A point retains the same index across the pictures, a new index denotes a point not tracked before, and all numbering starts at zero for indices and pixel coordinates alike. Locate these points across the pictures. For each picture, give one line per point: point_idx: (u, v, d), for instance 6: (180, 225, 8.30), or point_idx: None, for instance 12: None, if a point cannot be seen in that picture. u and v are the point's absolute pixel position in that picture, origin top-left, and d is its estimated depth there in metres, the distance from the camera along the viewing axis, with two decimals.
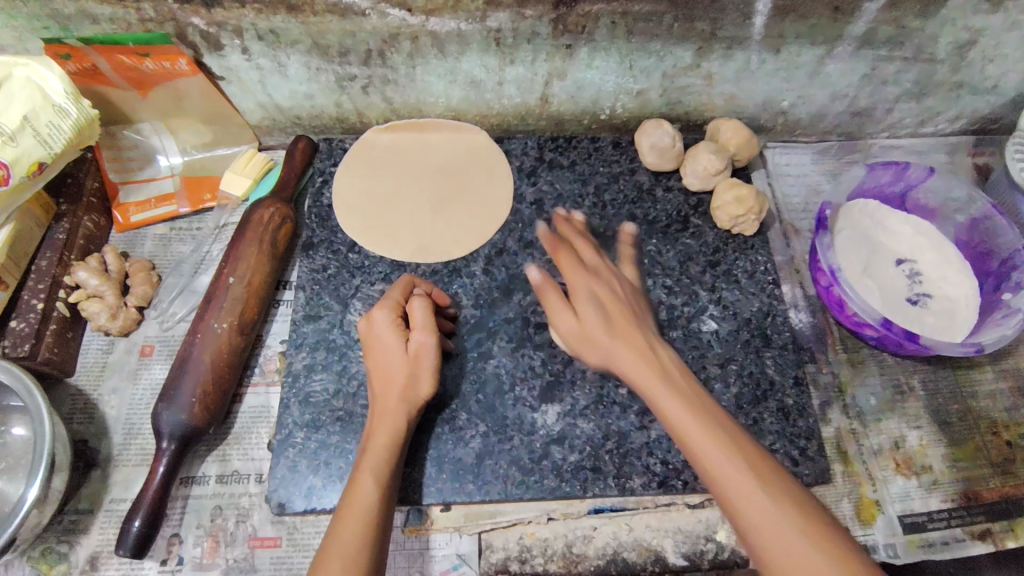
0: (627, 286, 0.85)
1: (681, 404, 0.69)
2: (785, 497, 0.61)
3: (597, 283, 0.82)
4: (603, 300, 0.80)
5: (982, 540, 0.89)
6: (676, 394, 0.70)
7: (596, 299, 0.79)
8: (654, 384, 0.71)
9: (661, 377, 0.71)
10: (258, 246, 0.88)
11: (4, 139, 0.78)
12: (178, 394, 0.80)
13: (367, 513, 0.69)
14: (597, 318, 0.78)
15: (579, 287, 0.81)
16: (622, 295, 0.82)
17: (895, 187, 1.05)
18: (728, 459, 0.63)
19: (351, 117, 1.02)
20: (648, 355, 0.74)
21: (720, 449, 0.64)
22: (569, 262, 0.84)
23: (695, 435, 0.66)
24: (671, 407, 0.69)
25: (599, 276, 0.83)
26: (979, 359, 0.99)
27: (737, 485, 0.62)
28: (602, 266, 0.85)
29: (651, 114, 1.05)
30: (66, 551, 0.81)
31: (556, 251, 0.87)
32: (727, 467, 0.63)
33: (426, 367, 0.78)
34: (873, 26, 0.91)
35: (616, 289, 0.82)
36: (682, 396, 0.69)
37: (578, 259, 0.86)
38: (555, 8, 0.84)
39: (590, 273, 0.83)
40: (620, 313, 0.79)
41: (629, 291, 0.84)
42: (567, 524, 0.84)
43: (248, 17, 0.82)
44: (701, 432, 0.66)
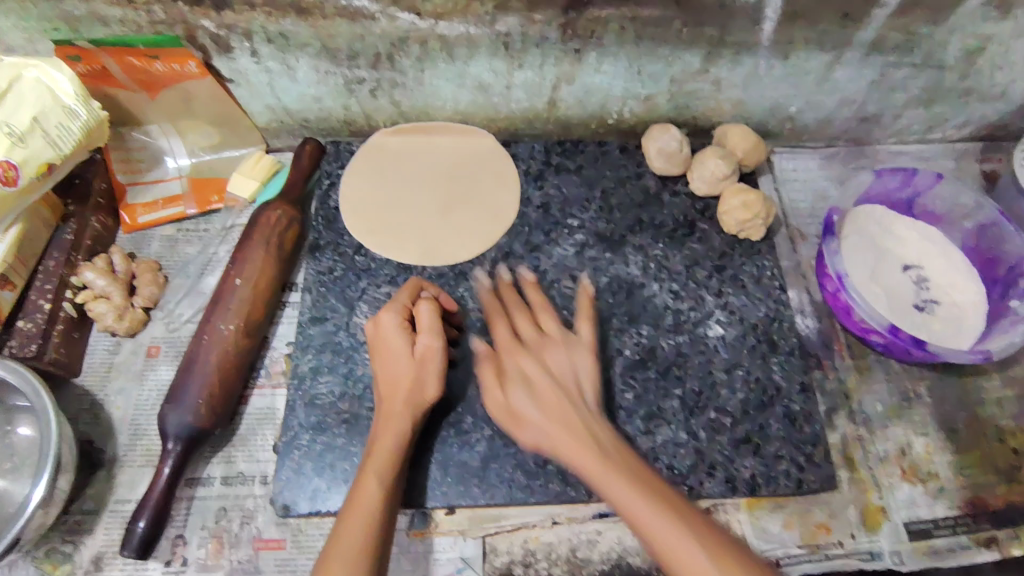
0: (564, 342, 0.82)
1: (628, 483, 0.68)
2: (713, 539, 0.62)
3: (528, 363, 0.80)
4: (550, 373, 0.79)
5: (988, 547, 0.88)
6: (616, 469, 0.69)
7: (540, 364, 0.79)
8: (586, 459, 0.71)
9: (589, 447, 0.71)
10: (265, 248, 0.88)
11: (14, 139, 0.78)
12: (184, 395, 0.80)
13: (371, 517, 0.68)
14: (538, 413, 0.75)
15: (514, 364, 0.80)
16: (569, 369, 0.80)
17: (902, 194, 1.05)
18: (677, 535, 0.63)
19: (359, 120, 1.02)
20: (579, 430, 0.73)
21: (661, 519, 0.64)
22: (503, 332, 0.84)
23: (642, 517, 0.65)
24: (620, 492, 0.67)
25: (545, 354, 0.81)
26: (985, 366, 0.99)
27: (678, 550, 0.62)
28: (541, 335, 0.83)
29: (658, 119, 1.05)
30: (70, 551, 0.81)
31: (492, 326, 0.86)
32: (669, 540, 0.63)
33: (432, 371, 0.78)
34: (881, 32, 0.91)
35: (558, 351, 0.81)
36: (618, 472, 0.69)
37: (514, 333, 0.84)
38: (564, 13, 0.84)
39: (528, 352, 0.81)
40: (547, 386, 0.77)
41: (577, 352, 0.82)
42: (572, 529, 0.84)
43: (258, 20, 0.82)
44: (631, 495, 0.67)
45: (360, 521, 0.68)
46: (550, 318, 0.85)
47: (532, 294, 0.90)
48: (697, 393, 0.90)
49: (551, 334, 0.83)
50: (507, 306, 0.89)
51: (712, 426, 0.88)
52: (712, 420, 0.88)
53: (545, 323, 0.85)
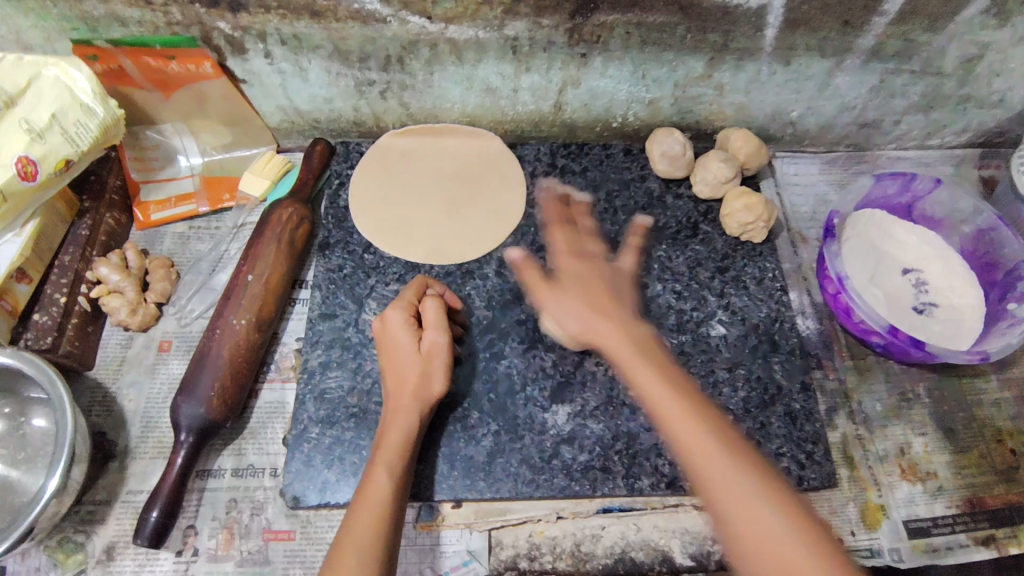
0: (613, 273, 0.83)
1: (677, 389, 0.65)
2: (744, 464, 0.59)
3: (590, 275, 0.81)
4: (582, 287, 0.80)
5: (986, 546, 0.90)
6: (665, 377, 0.67)
7: (556, 265, 0.84)
8: (635, 363, 0.69)
9: (643, 362, 0.69)
10: (276, 245, 0.90)
11: (33, 135, 0.80)
12: (197, 388, 0.81)
13: (382, 507, 0.70)
14: (579, 297, 0.78)
15: (564, 271, 0.82)
16: (609, 277, 0.82)
17: (901, 198, 1.07)
18: (732, 466, 0.58)
19: (368, 121, 1.04)
20: (631, 336, 0.73)
21: (709, 430, 0.61)
22: (557, 241, 0.87)
23: (672, 416, 0.63)
24: (653, 389, 0.65)
25: (563, 268, 0.83)
26: (983, 368, 1.00)
27: (711, 468, 0.59)
28: (592, 257, 0.85)
29: (662, 122, 1.07)
30: (82, 540, 0.82)
31: (552, 228, 0.90)
32: (680, 428, 0.62)
33: (439, 365, 0.80)
34: (881, 40, 0.93)
35: (606, 277, 0.82)
36: (671, 380, 0.66)
37: (569, 241, 0.88)
38: (571, 18, 0.86)
39: (575, 257, 0.84)
40: (598, 281, 0.80)
41: (620, 279, 0.83)
42: (576, 523, 0.86)
43: (273, 22, 0.84)
44: (668, 399, 0.64)
45: (371, 512, 0.69)
46: (594, 243, 0.88)
47: (586, 220, 0.94)
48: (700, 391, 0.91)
49: (597, 254, 0.86)
50: (569, 216, 0.95)
51: None
52: None
53: (594, 248, 0.87)
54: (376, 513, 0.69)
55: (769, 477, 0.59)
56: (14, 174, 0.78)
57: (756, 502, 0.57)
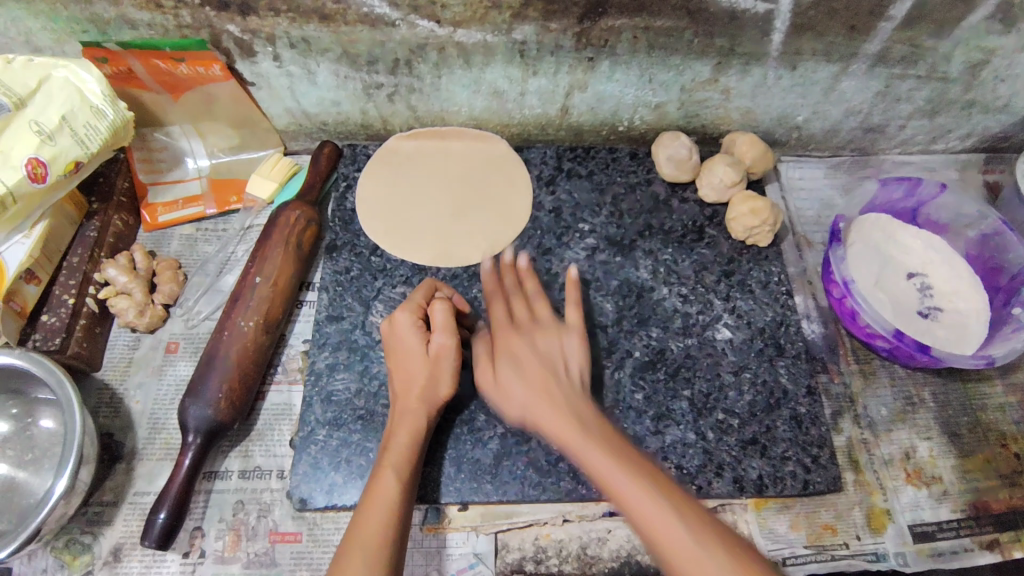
0: (563, 334, 0.83)
1: (602, 446, 0.70)
2: (703, 526, 0.62)
3: (519, 346, 0.81)
4: (541, 355, 0.80)
5: (991, 550, 0.90)
6: (614, 458, 0.69)
7: (510, 313, 0.85)
8: (567, 432, 0.73)
9: (577, 428, 0.73)
10: (284, 247, 0.90)
11: (43, 137, 0.80)
12: (205, 390, 0.81)
13: (389, 510, 0.70)
14: (521, 386, 0.78)
15: (506, 348, 0.81)
16: (545, 355, 0.81)
17: (906, 203, 1.07)
18: (660, 503, 0.64)
19: (375, 124, 1.04)
20: (579, 415, 0.75)
21: (640, 489, 0.65)
22: (500, 313, 0.85)
23: (611, 477, 0.67)
24: (598, 461, 0.69)
25: (536, 338, 0.82)
26: (988, 373, 1.00)
27: (671, 548, 0.61)
28: (534, 320, 0.85)
29: (668, 126, 1.08)
30: (89, 542, 0.82)
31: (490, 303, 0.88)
32: (659, 531, 0.62)
33: (446, 368, 0.80)
34: (887, 45, 0.93)
35: (550, 338, 0.83)
36: (603, 434, 0.73)
37: (510, 317, 0.85)
38: (579, 22, 0.86)
39: (518, 333, 0.83)
40: (538, 367, 0.79)
41: (553, 343, 0.82)
42: (582, 526, 0.85)
43: (282, 26, 0.84)
44: (610, 468, 0.68)
45: (378, 516, 0.69)
46: (544, 307, 0.87)
47: (528, 283, 0.91)
48: (705, 394, 0.91)
49: (541, 321, 0.85)
50: (506, 288, 0.90)
51: (720, 427, 0.90)
52: (720, 421, 0.90)
53: (539, 309, 0.87)
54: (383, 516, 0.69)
55: (728, 541, 0.62)
56: (23, 176, 0.79)
57: (704, 558, 0.60)
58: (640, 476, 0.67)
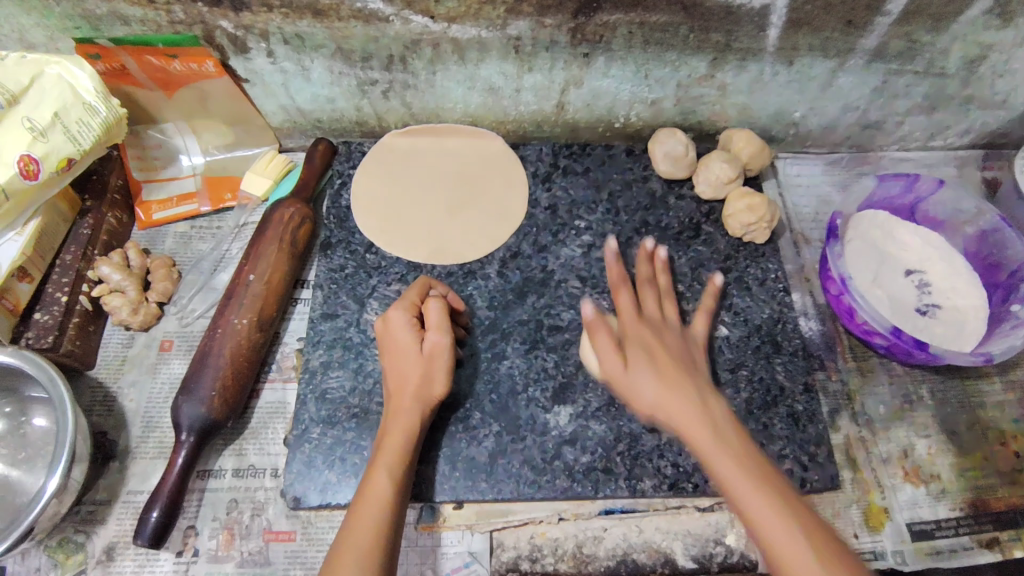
0: (681, 338, 0.84)
1: (723, 443, 0.70)
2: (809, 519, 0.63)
3: (650, 336, 0.82)
4: (666, 355, 0.80)
5: (990, 548, 0.89)
6: (721, 449, 0.70)
7: (636, 303, 0.87)
8: (698, 431, 0.72)
9: (707, 429, 0.72)
10: (278, 244, 0.90)
11: (35, 134, 0.80)
12: (198, 388, 0.81)
13: (382, 509, 0.69)
14: (647, 373, 0.77)
15: (630, 334, 0.82)
16: (676, 347, 0.82)
17: (904, 199, 1.07)
18: (796, 531, 0.62)
19: (371, 121, 1.04)
20: (688, 416, 0.73)
21: (760, 490, 0.65)
22: (627, 300, 0.87)
23: (735, 482, 0.67)
24: (725, 473, 0.68)
25: (664, 332, 0.83)
26: (987, 370, 1.00)
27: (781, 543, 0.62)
28: (662, 319, 0.86)
29: (665, 123, 1.07)
30: (83, 541, 0.81)
31: (616, 291, 0.88)
32: (758, 507, 0.64)
33: (439, 366, 0.79)
34: (884, 40, 0.93)
35: (675, 344, 0.82)
36: (739, 449, 0.70)
37: (638, 307, 0.87)
38: (574, 17, 0.86)
39: (648, 326, 0.84)
40: (667, 360, 0.79)
41: (691, 346, 0.84)
42: (578, 525, 0.85)
43: (276, 21, 0.84)
44: (733, 473, 0.67)
45: (372, 513, 0.69)
46: (672, 306, 0.89)
47: (659, 277, 0.92)
48: None
49: (668, 322, 0.86)
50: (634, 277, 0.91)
51: None
52: None
53: (665, 309, 0.88)
54: (375, 514, 0.69)
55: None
56: (15, 173, 0.78)
57: (816, 565, 0.60)
58: (773, 494, 0.65)
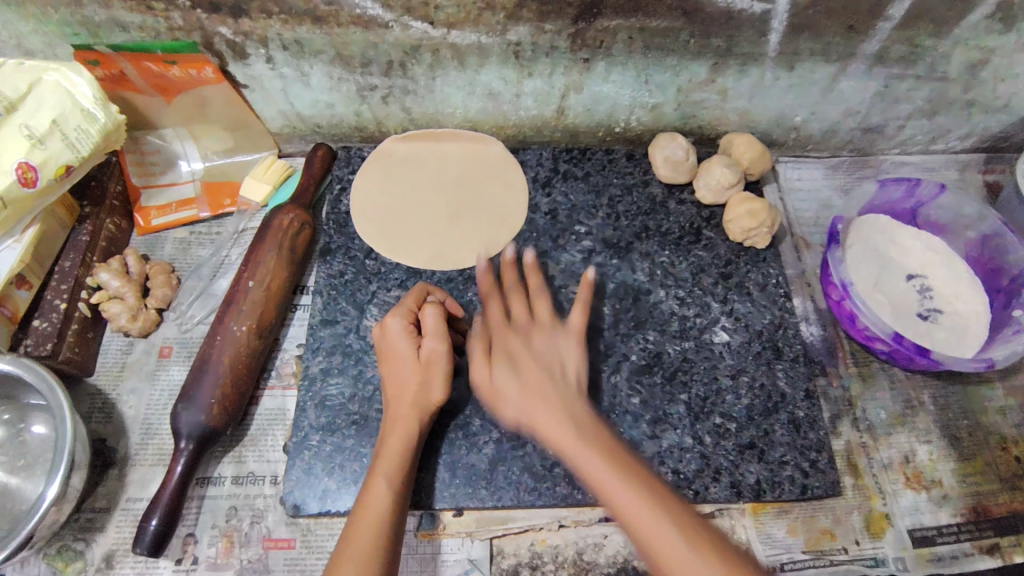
0: (566, 341, 0.82)
1: (600, 455, 0.69)
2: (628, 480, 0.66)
3: (522, 351, 0.80)
4: (527, 376, 0.78)
5: (991, 555, 0.89)
6: (603, 451, 0.69)
7: (506, 311, 0.85)
8: (568, 441, 0.71)
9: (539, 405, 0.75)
10: (277, 251, 0.90)
11: (33, 141, 0.80)
12: (196, 395, 0.81)
13: (381, 517, 0.69)
14: (517, 395, 0.76)
15: (505, 348, 0.81)
16: (565, 386, 0.78)
17: (906, 204, 1.06)
18: (673, 532, 0.62)
19: (370, 126, 1.04)
20: (540, 368, 0.78)
21: (648, 507, 0.63)
22: (520, 308, 0.85)
23: (613, 489, 0.66)
24: (581, 451, 0.69)
25: (531, 336, 0.82)
26: (988, 375, 1.00)
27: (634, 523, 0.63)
28: (532, 319, 0.84)
29: (665, 128, 1.07)
30: (81, 549, 0.81)
31: (485, 300, 0.86)
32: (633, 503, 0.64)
33: (438, 374, 0.79)
34: (885, 44, 0.92)
35: (562, 392, 0.77)
36: (599, 443, 0.70)
37: (506, 314, 0.85)
38: (574, 23, 0.86)
39: (517, 333, 0.82)
40: (535, 373, 0.78)
41: (559, 347, 0.81)
42: (578, 532, 0.85)
43: (275, 28, 0.84)
44: (618, 487, 0.65)
45: (371, 521, 0.68)
46: (544, 305, 0.86)
47: (528, 277, 0.90)
48: (703, 398, 0.90)
49: (540, 321, 0.84)
50: (505, 287, 0.88)
51: (717, 430, 0.89)
52: (717, 426, 0.89)
53: (538, 309, 0.85)
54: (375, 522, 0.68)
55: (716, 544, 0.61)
56: (14, 180, 0.78)
57: (688, 554, 0.60)
58: (651, 495, 0.65)
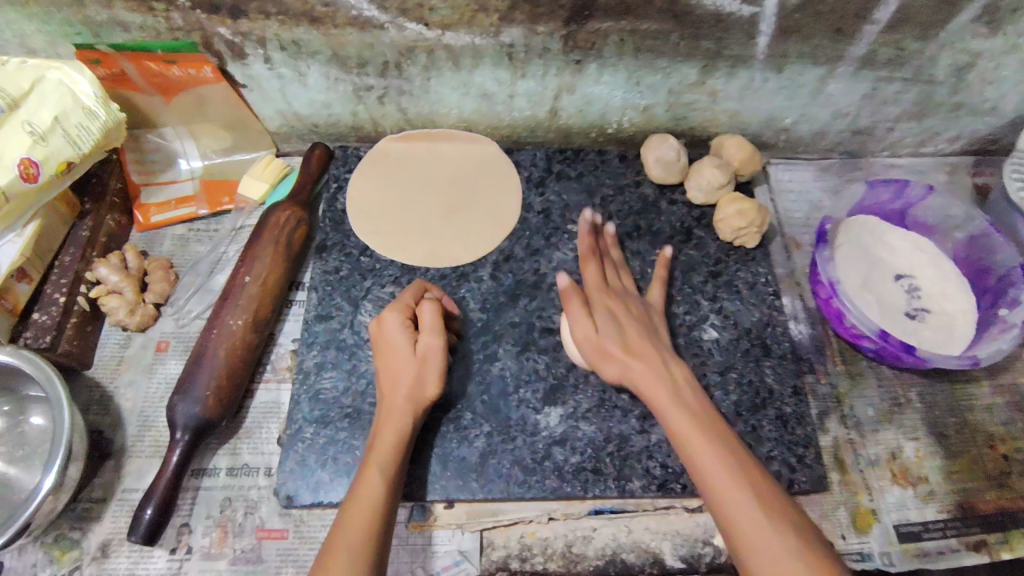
0: (646, 311, 0.88)
1: (715, 451, 0.71)
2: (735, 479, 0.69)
3: (615, 305, 0.87)
4: (635, 324, 0.85)
5: (978, 551, 0.90)
6: (723, 445, 0.72)
7: (602, 275, 0.91)
8: (665, 404, 0.77)
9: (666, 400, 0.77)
10: (273, 247, 0.91)
11: (35, 138, 0.81)
12: (193, 387, 0.82)
13: (373, 508, 0.70)
14: (611, 335, 0.83)
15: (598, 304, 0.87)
16: (640, 319, 0.86)
17: (894, 205, 1.08)
18: (751, 508, 0.66)
19: (367, 126, 1.05)
20: (640, 327, 0.85)
21: (749, 496, 0.67)
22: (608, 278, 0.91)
23: (721, 484, 0.69)
24: (688, 434, 0.73)
25: (629, 304, 0.88)
26: (975, 374, 1.01)
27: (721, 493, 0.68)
28: (622, 289, 0.91)
29: (657, 129, 1.09)
30: (78, 538, 0.82)
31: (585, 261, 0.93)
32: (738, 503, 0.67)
33: (433, 369, 0.80)
34: (872, 48, 0.94)
35: (636, 316, 0.86)
36: (697, 420, 0.75)
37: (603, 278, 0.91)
38: (566, 25, 0.87)
39: (615, 296, 0.88)
40: (633, 330, 0.84)
41: (653, 314, 0.89)
42: (567, 524, 0.86)
43: (272, 28, 0.85)
44: (716, 467, 0.70)
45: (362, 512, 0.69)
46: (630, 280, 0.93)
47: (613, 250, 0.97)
48: None
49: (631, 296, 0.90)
50: (598, 250, 0.95)
51: None
52: None
53: (624, 280, 0.93)
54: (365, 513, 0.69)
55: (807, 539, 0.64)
56: (15, 176, 0.80)
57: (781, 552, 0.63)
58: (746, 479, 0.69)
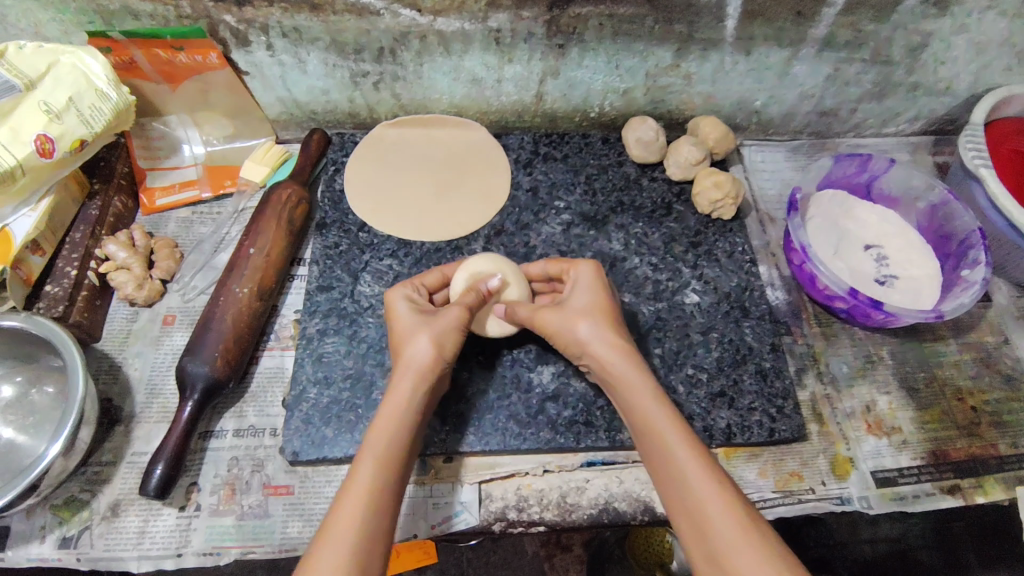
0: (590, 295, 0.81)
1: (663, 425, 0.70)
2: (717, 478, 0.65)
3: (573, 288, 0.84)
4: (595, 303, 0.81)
5: (952, 494, 0.95)
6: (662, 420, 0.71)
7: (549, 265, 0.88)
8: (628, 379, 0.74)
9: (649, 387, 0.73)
10: (277, 221, 0.96)
11: (51, 116, 0.86)
12: (202, 349, 0.86)
13: (368, 488, 0.64)
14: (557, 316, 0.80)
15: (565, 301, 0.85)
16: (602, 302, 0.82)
17: (860, 178, 1.15)
18: (702, 487, 0.65)
19: (362, 112, 1.11)
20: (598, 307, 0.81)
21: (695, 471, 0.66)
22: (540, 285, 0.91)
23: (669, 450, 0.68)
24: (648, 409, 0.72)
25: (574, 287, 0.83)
26: (942, 333, 1.07)
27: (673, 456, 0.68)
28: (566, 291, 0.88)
29: (636, 112, 1.16)
30: (88, 499, 0.85)
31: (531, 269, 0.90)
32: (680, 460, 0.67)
33: (446, 325, 0.77)
34: (832, 30, 1.02)
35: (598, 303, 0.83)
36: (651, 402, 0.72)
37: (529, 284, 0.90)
38: (549, 10, 0.94)
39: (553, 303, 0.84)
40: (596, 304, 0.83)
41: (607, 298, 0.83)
42: (562, 476, 0.90)
43: (275, 16, 0.91)
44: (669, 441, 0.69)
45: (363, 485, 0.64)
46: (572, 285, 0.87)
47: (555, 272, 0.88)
48: (675, 352, 0.97)
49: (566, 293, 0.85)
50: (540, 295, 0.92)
51: (689, 380, 0.95)
52: (689, 376, 0.95)
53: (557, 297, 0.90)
54: (366, 485, 0.64)
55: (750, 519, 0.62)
56: (32, 150, 0.85)
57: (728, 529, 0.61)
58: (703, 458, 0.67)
